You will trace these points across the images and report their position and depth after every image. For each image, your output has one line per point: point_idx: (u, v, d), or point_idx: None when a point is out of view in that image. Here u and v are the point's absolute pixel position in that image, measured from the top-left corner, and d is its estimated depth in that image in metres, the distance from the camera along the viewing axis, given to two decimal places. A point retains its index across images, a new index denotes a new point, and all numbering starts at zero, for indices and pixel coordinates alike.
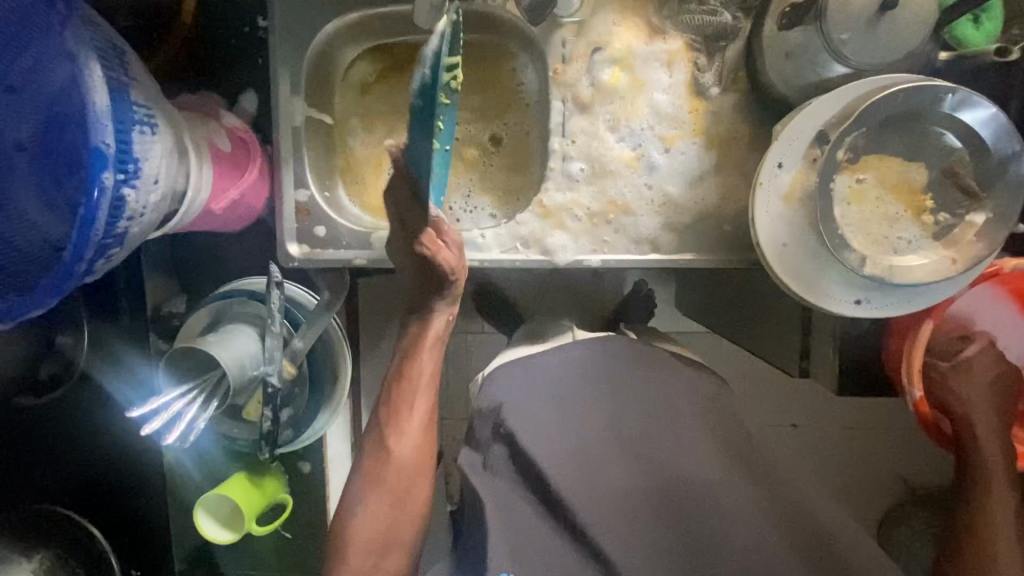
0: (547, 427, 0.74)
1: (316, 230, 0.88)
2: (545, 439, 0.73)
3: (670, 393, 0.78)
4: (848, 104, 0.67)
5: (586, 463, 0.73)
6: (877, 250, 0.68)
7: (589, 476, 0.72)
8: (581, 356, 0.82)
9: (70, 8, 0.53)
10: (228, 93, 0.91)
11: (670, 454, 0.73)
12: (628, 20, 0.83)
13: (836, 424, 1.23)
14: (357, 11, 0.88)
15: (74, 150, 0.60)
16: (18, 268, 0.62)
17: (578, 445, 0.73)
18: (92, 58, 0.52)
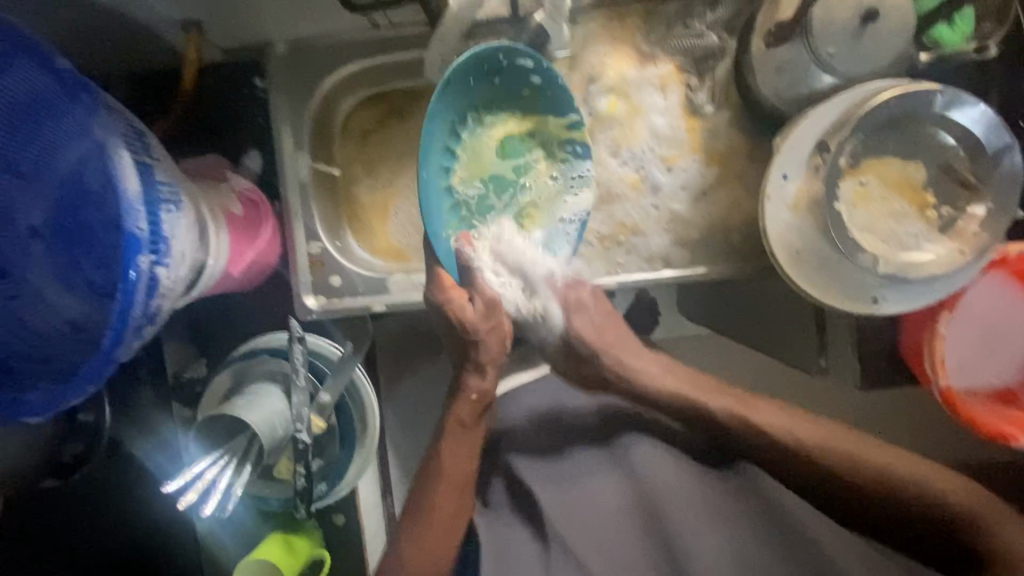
0: (548, 455, 0.81)
1: (332, 280, 0.90)
2: (537, 463, 0.81)
3: (657, 417, 0.84)
4: (843, 113, 0.70)
5: (581, 489, 0.78)
6: (887, 248, 0.70)
7: (584, 501, 0.77)
8: (573, 386, 0.87)
9: (94, 97, 0.54)
10: (233, 154, 0.92)
11: (658, 477, 0.77)
12: (618, 49, 0.85)
13: None
14: (354, 64, 0.90)
15: (100, 232, 0.60)
16: (49, 356, 0.61)
17: (569, 464, 0.80)
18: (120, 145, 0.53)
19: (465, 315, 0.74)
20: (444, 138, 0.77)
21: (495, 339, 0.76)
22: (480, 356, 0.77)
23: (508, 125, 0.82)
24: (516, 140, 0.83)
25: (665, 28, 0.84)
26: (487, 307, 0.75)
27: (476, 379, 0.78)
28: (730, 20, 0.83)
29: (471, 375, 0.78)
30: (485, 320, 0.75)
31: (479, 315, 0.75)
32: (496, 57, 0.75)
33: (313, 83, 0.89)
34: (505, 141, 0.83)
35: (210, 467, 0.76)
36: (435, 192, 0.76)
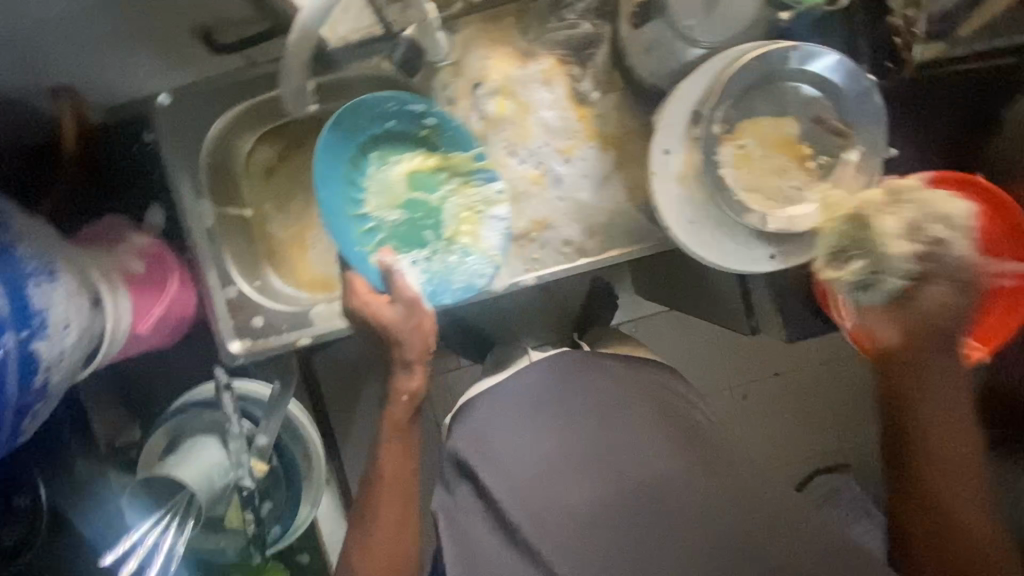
0: (517, 458, 0.76)
1: (254, 321, 0.89)
2: (507, 466, 0.75)
3: (624, 407, 0.79)
4: (710, 82, 0.71)
5: (557, 491, 0.74)
6: (773, 205, 0.73)
7: (558, 501, 0.73)
8: (548, 386, 0.80)
9: None
10: (134, 210, 0.91)
11: (628, 470, 0.74)
12: (498, 50, 0.86)
13: (818, 364, 1.26)
14: (241, 104, 0.89)
15: None
16: None
17: (549, 468, 0.75)
18: None
19: (383, 314, 0.72)
20: (346, 172, 0.81)
21: (418, 338, 0.73)
22: (406, 355, 0.73)
23: (415, 161, 0.84)
24: (424, 174, 0.84)
25: (540, 24, 0.86)
26: (407, 306, 0.72)
27: (405, 378, 0.74)
28: (601, 7, 0.85)
29: (397, 374, 0.74)
30: (406, 319, 0.72)
31: (400, 315, 0.72)
32: (385, 104, 0.80)
33: (202, 128, 0.88)
34: (413, 176, 0.84)
35: (149, 531, 0.74)
36: (343, 217, 0.79)
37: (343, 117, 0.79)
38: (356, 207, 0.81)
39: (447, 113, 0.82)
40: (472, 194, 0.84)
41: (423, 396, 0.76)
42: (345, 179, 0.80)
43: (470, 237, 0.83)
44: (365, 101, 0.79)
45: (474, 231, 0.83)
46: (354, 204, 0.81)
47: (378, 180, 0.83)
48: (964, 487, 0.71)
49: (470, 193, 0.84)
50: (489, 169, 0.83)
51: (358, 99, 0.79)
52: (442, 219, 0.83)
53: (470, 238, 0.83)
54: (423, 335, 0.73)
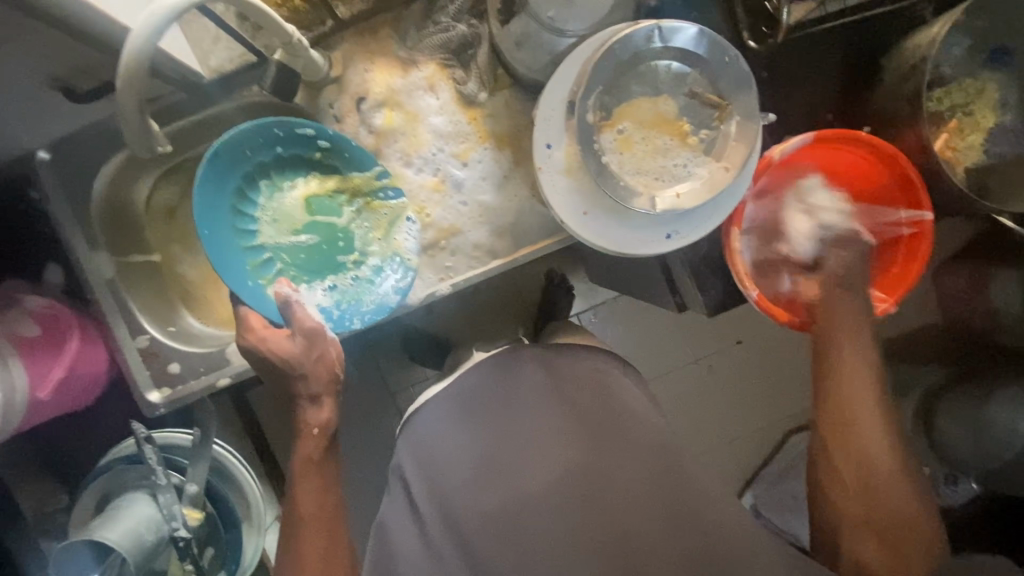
0: (438, 465, 0.76)
1: (170, 368, 0.87)
2: (438, 473, 0.76)
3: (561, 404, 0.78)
4: (580, 71, 0.71)
5: (476, 501, 0.73)
6: (661, 185, 0.72)
7: (473, 514, 0.73)
8: (482, 390, 0.79)
9: None
10: (32, 272, 0.88)
11: (538, 475, 0.73)
12: (378, 62, 0.85)
13: (767, 329, 1.26)
14: (123, 150, 0.87)
15: None
16: None
17: (473, 473, 0.75)
18: None
19: (282, 348, 0.71)
20: (234, 206, 0.78)
21: (323, 369, 0.73)
22: (312, 388, 0.73)
23: (312, 185, 0.82)
24: (323, 198, 0.82)
25: (416, 30, 0.84)
26: (308, 338, 0.72)
27: (314, 412, 0.74)
28: (473, 6, 0.83)
29: (304, 408, 0.74)
30: (307, 352, 0.72)
31: (300, 349, 0.72)
32: (271, 130, 0.77)
33: (88, 179, 0.86)
34: (310, 200, 0.82)
35: None
36: (233, 252, 0.77)
37: (226, 148, 0.75)
38: (248, 239, 0.79)
39: (343, 135, 0.79)
40: (376, 213, 0.82)
41: (335, 426, 0.75)
42: (234, 211, 0.78)
43: (373, 257, 0.81)
44: (246, 129, 0.75)
45: (379, 250, 0.82)
46: (247, 235, 0.79)
47: (275, 207, 0.81)
48: (872, 450, 0.70)
49: (372, 212, 0.82)
50: (394, 188, 0.82)
51: (237, 126, 0.75)
52: (347, 241, 0.82)
53: (374, 258, 0.81)
54: (328, 366, 0.73)
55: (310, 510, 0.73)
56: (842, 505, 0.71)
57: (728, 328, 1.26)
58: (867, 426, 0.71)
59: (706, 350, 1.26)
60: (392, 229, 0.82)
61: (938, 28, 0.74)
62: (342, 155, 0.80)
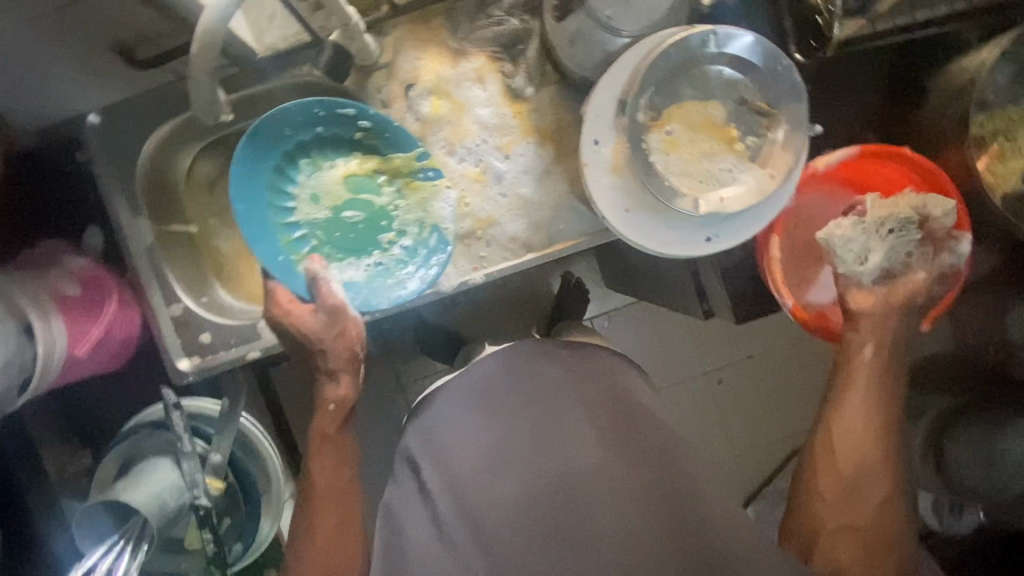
0: (451, 448, 0.75)
1: (201, 338, 0.88)
2: (453, 458, 0.74)
3: (581, 391, 0.77)
4: (633, 70, 0.72)
5: (489, 488, 0.72)
6: (704, 187, 0.73)
7: (484, 500, 0.72)
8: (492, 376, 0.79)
9: None
10: (71, 234, 0.89)
11: (572, 459, 0.72)
12: (429, 51, 0.86)
13: (784, 344, 1.27)
14: (172, 120, 0.88)
15: None
16: None
17: (485, 459, 0.74)
18: None
19: (306, 323, 0.72)
20: (274, 183, 0.81)
21: (342, 345, 0.73)
22: (330, 363, 0.74)
23: (352, 164, 0.83)
24: (361, 177, 0.83)
25: (469, 21, 0.85)
26: (329, 314, 0.72)
27: (332, 387, 0.75)
28: (527, 2, 0.85)
29: (323, 382, 0.75)
30: (327, 327, 0.72)
31: (321, 324, 0.72)
32: (311, 109, 0.79)
33: (137, 146, 0.87)
34: (350, 179, 0.83)
35: (104, 556, 0.74)
36: (270, 228, 0.80)
37: (267, 125, 0.78)
38: (287, 216, 0.81)
39: (383, 114, 0.79)
40: (416, 192, 0.83)
41: (352, 403, 0.76)
42: (274, 188, 0.81)
43: (409, 237, 0.82)
44: (287, 106, 0.78)
45: (414, 230, 0.82)
46: (287, 212, 0.81)
47: (317, 185, 0.83)
48: (851, 433, 0.71)
49: (411, 192, 0.83)
50: (433, 167, 0.82)
51: (277, 105, 0.77)
52: (384, 221, 0.83)
53: (409, 239, 0.82)
54: (346, 342, 0.73)
55: (330, 481, 0.74)
56: (821, 487, 0.71)
57: (745, 340, 1.26)
58: (848, 408, 0.72)
59: (722, 360, 1.26)
60: (430, 209, 0.83)
61: (987, 53, 0.77)
62: (381, 133, 0.81)
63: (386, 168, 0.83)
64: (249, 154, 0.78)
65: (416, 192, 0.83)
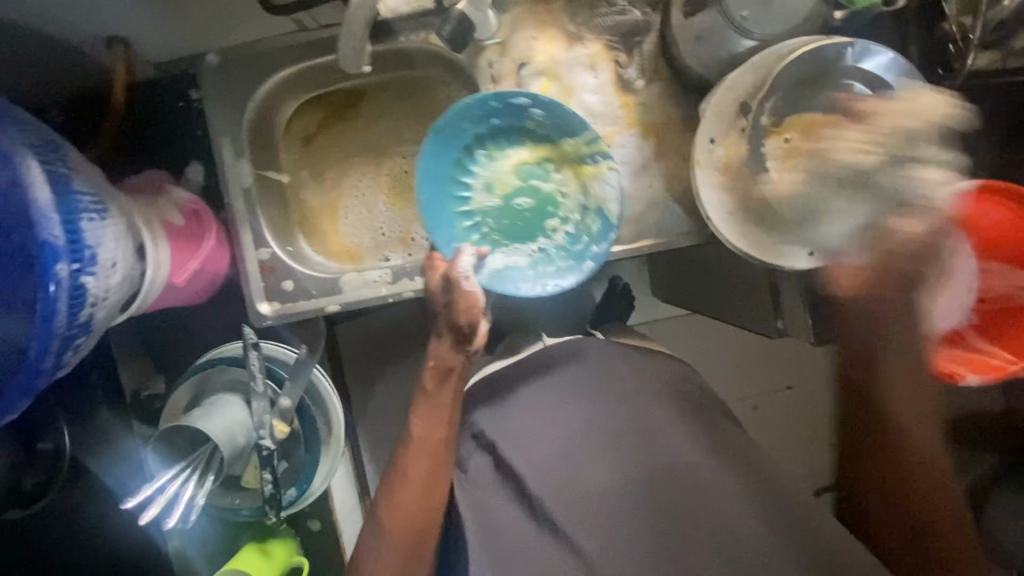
0: (533, 431, 0.75)
1: (284, 284, 0.90)
2: (537, 442, 0.75)
3: (655, 386, 0.78)
4: (762, 73, 0.71)
5: (572, 474, 0.73)
6: (815, 201, 0.72)
7: (575, 488, 0.72)
8: (541, 363, 0.82)
9: None
10: (174, 168, 0.92)
11: (662, 451, 0.73)
12: (546, 32, 0.86)
13: None
14: (287, 68, 0.90)
15: None
16: None
17: (565, 446, 0.74)
18: (30, 157, 0.50)
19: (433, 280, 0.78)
20: (453, 172, 0.85)
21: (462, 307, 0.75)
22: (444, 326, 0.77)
23: (526, 154, 0.86)
24: (532, 166, 0.87)
25: (590, 8, 0.86)
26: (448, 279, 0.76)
27: (443, 347, 0.79)
28: None
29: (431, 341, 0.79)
30: (445, 289, 0.75)
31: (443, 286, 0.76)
32: (488, 102, 0.81)
33: (251, 90, 0.89)
34: (523, 169, 0.87)
35: (172, 480, 0.77)
36: (449, 215, 0.84)
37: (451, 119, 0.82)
38: (462, 205, 0.85)
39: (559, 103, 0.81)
40: (585, 180, 0.85)
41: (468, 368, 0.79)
42: (453, 177, 0.85)
43: (573, 222, 0.85)
44: (473, 98, 0.80)
45: (578, 216, 0.85)
46: (462, 199, 0.86)
47: (490, 173, 0.86)
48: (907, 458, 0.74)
49: (580, 182, 0.85)
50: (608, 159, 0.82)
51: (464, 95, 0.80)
52: (552, 208, 0.86)
53: (575, 224, 0.85)
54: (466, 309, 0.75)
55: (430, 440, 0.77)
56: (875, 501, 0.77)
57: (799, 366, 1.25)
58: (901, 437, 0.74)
59: None
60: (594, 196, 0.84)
61: None
62: (553, 123, 0.83)
63: (557, 157, 0.86)
64: (435, 145, 0.82)
65: (583, 181, 0.85)
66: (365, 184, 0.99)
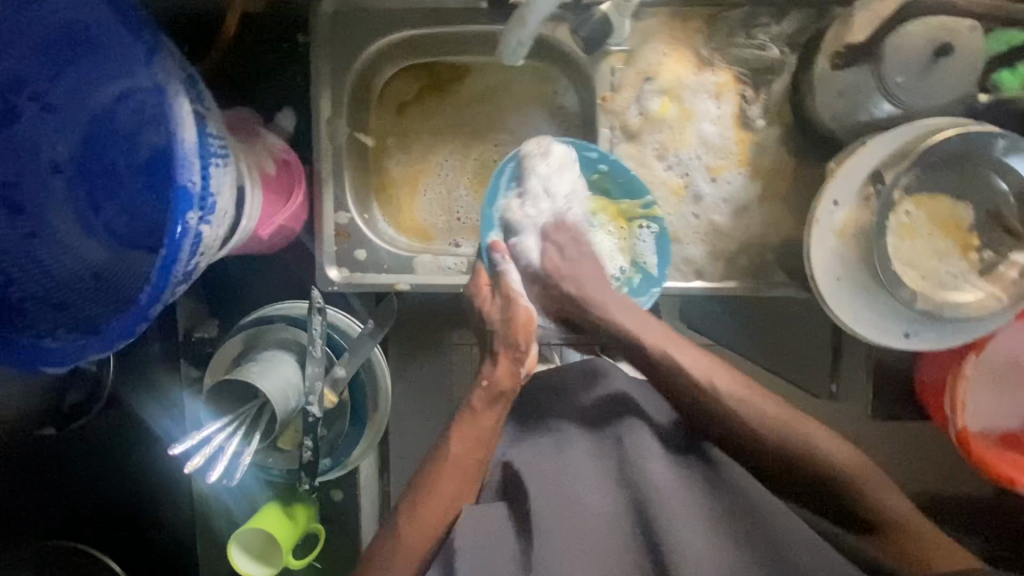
0: (534, 455, 0.75)
1: (356, 253, 0.87)
2: (534, 463, 0.73)
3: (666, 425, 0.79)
4: (902, 146, 0.69)
5: (562, 482, 0.71)
6: (925, 285, 0.71)
7: (568, 508, 0.68)
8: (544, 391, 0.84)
9: (158, 37, 0.47)
10: (263, 111, 0.87)
11: (653, 474, 0.71)
12: (677, 50, 0.83)
13: None
14: (403, 32, 0.86)
15: (126, 174, 0.69)
16: (59, 297, 0.63)
17: (560, 465, 0.72)
18: (181, 92, 0.47)
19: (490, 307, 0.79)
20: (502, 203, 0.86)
21: (522, 325, 0.78)
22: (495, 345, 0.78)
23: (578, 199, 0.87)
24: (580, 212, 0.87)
25: (727, 36, 0.82)
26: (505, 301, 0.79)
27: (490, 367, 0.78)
28: (794, 36, 0.81)
29: (485, 364, 0.79)
30: (502, 310, 0.78)
31: (498, 307, 0.79)
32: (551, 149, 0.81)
33: (361, 46, 0.85)
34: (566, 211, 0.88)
35: (217, 432, 0.75)
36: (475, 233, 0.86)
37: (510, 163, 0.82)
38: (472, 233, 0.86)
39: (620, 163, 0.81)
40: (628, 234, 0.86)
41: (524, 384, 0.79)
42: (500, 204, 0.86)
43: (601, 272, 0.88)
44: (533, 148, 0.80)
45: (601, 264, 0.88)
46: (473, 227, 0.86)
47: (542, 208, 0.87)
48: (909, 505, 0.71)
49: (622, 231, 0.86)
50: (655, 223, 0.83)
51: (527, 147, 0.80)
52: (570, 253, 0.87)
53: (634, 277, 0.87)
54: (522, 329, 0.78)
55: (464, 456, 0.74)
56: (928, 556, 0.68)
57: None
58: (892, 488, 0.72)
59: None
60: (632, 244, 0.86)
61: None
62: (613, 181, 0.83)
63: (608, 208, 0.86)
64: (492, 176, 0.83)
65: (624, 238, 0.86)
66: (451, 165, 0.95)
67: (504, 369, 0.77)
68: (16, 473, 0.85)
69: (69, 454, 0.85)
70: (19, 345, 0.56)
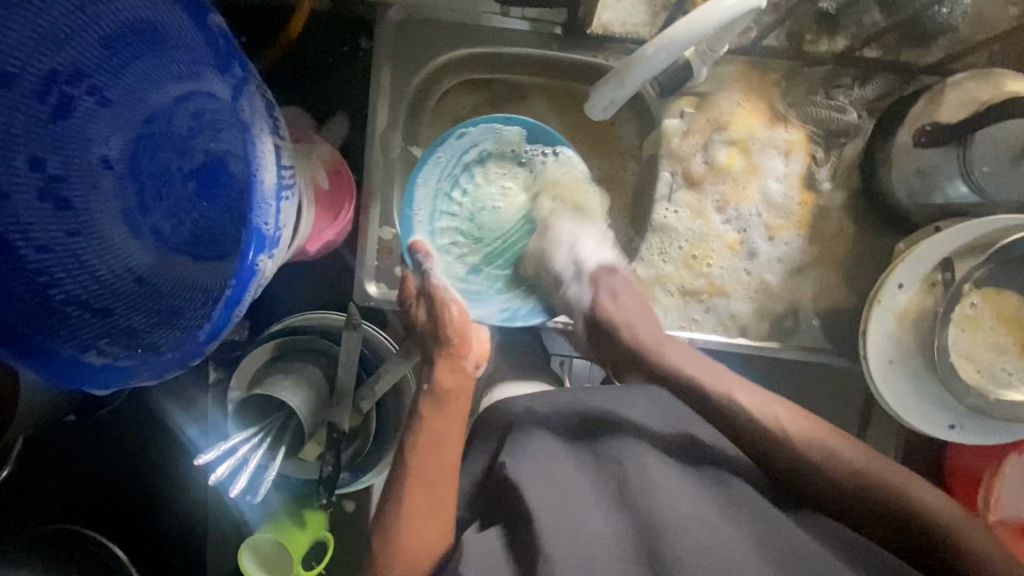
0: (536, 468, 0.62)
1: (397, 270, 0.83)
2: (537, 476, 0.61)
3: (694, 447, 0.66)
4: (979, 237, 0.67)
5: (565, 502, 0.59)
6: (981, 380, 0.69)
7: (574, 530, 0.56)
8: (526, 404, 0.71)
9: (247, 71, 0.47)
10: (318, 113, 0.84)
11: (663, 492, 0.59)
12: (750, 101, 0.80)
13: None
14: (471, 48, 0.82)
15: (178, 178, 0.68)
16: (101, 301, 0.61)
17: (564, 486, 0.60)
18: (266, 133, 0.47)
19: (419, 318, 0.71)
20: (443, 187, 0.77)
21: (450, 330, 0.69)
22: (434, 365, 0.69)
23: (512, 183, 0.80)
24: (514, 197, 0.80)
25: (805, 92, 0.79)
26: (429, 306, 0.70)
27: (443, 374, 0.69)
28: (873, 102, 0.79)
29: (425, 366, 0.71)
30: (429, 321, 0.70)
31: (425, 317, 0.71)
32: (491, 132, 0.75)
33: (424, 58, 0.81)
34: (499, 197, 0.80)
35: (241, 443, 0.72)
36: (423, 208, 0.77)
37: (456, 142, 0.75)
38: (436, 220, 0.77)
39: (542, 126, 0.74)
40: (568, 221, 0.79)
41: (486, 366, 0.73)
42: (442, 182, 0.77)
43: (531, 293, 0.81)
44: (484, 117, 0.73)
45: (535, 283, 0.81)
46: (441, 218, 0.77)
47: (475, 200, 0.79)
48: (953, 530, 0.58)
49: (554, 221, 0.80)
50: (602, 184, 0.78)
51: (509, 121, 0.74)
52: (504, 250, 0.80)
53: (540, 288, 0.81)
54: (450, 334, 0.69)
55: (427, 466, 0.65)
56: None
57: None
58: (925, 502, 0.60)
59: None
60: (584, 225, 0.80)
61: None
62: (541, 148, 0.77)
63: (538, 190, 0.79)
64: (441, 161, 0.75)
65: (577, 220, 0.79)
66: None
67: (442, 369, 0.69)
68: (37, 454, 0.84)
69: (95, 444, 0.85)
70: (63, 358, 0.55)
